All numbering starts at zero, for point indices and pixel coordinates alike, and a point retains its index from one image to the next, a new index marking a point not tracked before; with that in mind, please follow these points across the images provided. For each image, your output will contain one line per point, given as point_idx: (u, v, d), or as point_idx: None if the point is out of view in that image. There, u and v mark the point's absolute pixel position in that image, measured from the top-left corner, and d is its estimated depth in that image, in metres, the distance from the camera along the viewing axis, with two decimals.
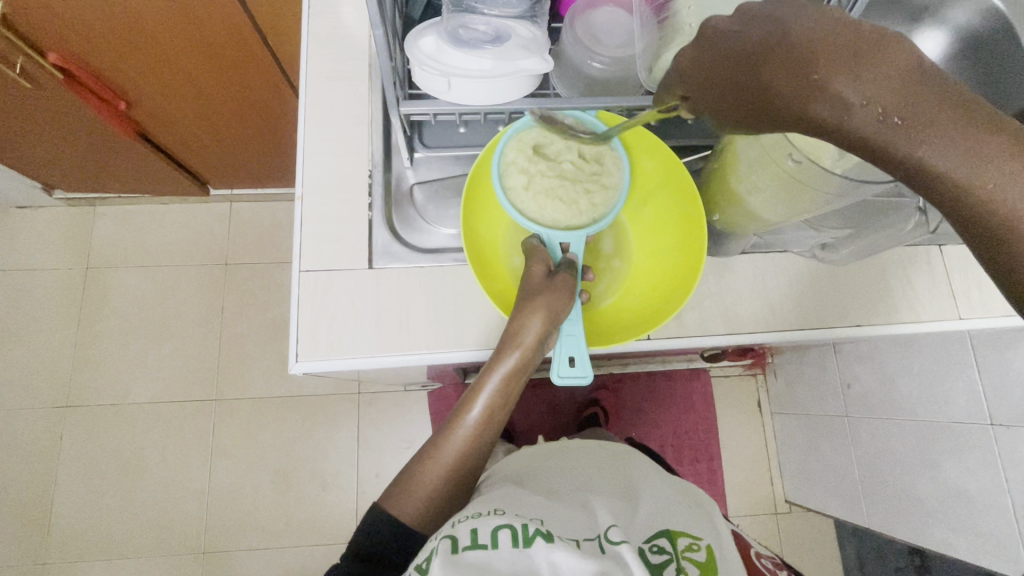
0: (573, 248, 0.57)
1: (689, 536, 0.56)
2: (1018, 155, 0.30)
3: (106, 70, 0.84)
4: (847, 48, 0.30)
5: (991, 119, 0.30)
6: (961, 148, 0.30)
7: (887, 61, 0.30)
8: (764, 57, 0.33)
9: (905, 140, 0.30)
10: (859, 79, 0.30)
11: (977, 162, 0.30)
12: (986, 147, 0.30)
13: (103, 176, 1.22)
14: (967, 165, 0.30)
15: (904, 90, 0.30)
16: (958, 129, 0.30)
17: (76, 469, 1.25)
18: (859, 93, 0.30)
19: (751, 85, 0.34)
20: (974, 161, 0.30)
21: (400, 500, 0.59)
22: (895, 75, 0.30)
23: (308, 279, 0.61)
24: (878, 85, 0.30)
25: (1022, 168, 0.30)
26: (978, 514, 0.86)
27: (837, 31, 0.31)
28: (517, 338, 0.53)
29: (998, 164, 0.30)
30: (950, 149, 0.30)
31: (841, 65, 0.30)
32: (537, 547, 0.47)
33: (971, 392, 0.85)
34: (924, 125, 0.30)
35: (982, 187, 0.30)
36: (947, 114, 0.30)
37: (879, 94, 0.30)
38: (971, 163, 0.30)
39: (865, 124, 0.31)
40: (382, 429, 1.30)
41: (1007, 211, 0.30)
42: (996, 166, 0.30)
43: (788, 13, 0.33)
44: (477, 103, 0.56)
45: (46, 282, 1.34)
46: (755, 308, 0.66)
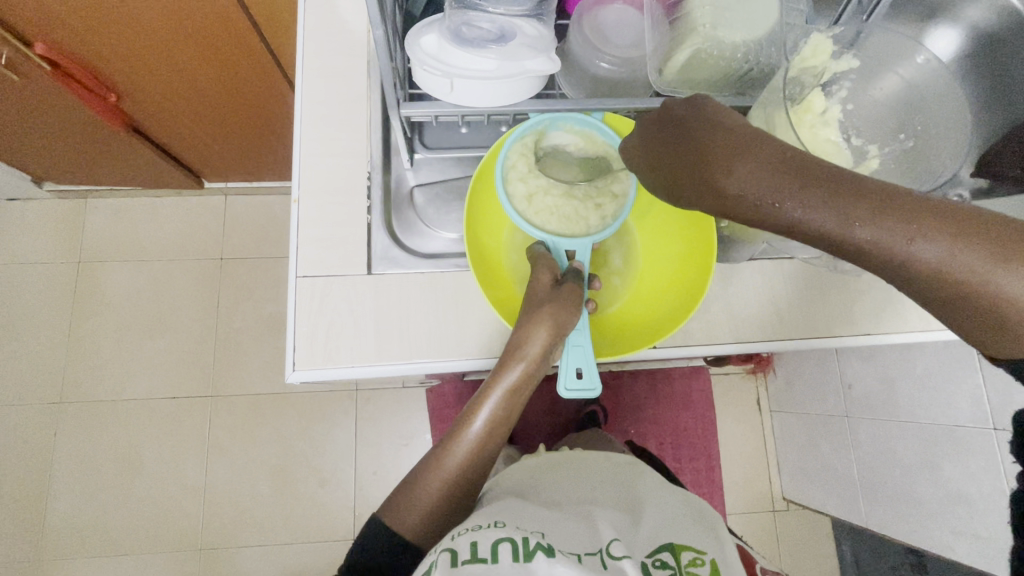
0: (579, 257, 0.55)
1: (694, 550, 0.55)
2: (894, 214, 0.33)
3: (96, 61, 0.81)
4: (725, 147, 0.37)
5: (863, 186, 0.34)
6: (835, 215, 0.34)
7: (754, 156, 0.36)
8: (674, 156, 0.41)
9: (784, 216, 0.35)
10: (735, 172, 0.36)
11: (852, 227, 0.34)
12: (860, 212, 0.33)
13: (94, 168, 1.20)
14: (846, 227, 0.34)
15: (772, 176, 0.35)
16: (829, 202, 0.34)
17: (71, 465, 1.24)
18: (737, 184, 0.36)
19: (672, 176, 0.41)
20: (851, 226, 0.33)
21: (401, 514, 0.57)
22: (762, 166, 0.35)
23: (304, 284, 0.59)
24: (747, 175, 0.36)
25: (898, 224, 0.33)
26: (977, 518, 0.85)
27: (720, 135, 0.38)
28: (522, 350, 0.52)
29: (875, 223, 0.33)
30: (823, 219, 0.34)
31: (718, 161, 0.37)
32: (538, 561, 0.46)
33: (974, 397, 0.83)
34: (797, 201, 0.34)
35: (863, 243, 0.34)
36: (821, 187, 0.34)
37: (750, 182, 0.35)
38: (847, 228, 0.34)
39: (748, 207, 0.36)
40: (380, 426, 1.29)
41: (900, 262, 0.33)
42: (874, 226, 0.33)
43: (691, 123, 0.40)
44: (483, 107, 0.55)
45: (38, 276, 1.32)
46: (762, 316, 0.64)
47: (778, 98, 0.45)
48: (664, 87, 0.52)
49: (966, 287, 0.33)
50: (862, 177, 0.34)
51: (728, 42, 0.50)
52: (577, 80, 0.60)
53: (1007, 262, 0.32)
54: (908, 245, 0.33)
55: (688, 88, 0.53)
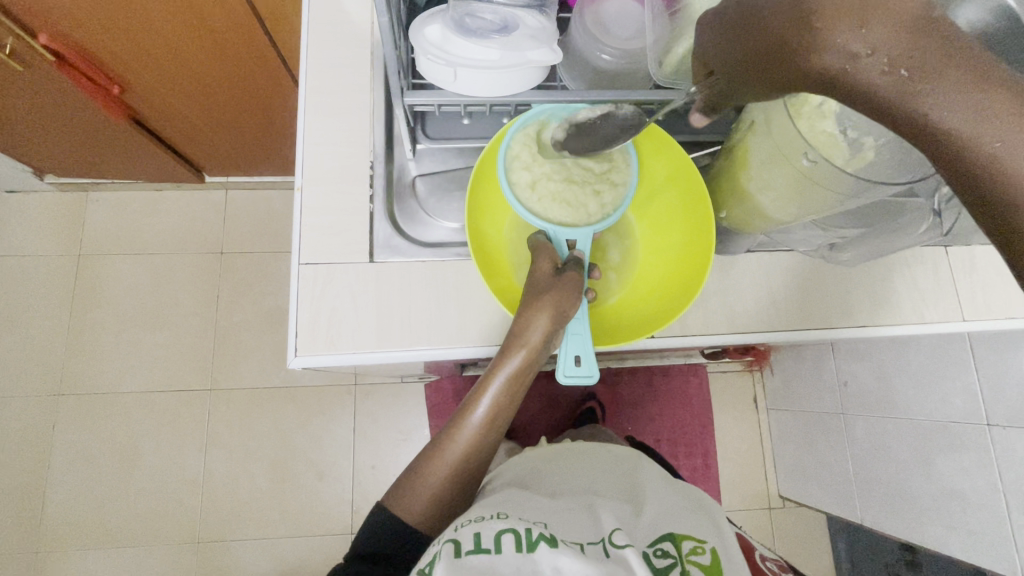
0: (580, 246, 0.56)
1: (694, 539, 0.55)
2: None
3: (101, 54, 0.81)
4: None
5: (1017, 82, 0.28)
6: (972, 110, 0.28)
7: (896, 9, 0.29)
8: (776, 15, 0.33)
9: (909, 97, 0.29)
10: (865, 26, 0.29)
11: (994, 127, 0.27)
12: (1008, 112, 0.27)
13: (97, 161, 1.20)
14: (976, 126, 0.28)
15: (909, 42, 0.29)
16: (974, 88, 0.28)
17: (70, 457, 1.24)
18: (865, 41, 0.29)
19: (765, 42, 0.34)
20: (986, 126, 0.28)
21: (405, 501, 0.58)
22: (904, 25, 0.29)
23: (307, 272, 0.60)
24: (884, 35, 0.29)
25: None
26: (970, 513, 0.86)
27: None
28: (522, 337, 0.53)
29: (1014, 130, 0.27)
30: (956, 110, 0.28)
31: (848, 15, 0.29)
32: (541, 552, 0.46)
33: (968, 393, 0.84)
34: (933, 81, 0.28)
35: (989, 151, 0.28)
36: (966, 72, 0.28)
37: (885, 45, 0.29)
38: (982, 128, 0.28)
39: (872, 75, 0.29)
40: (378, 420, 1.29)
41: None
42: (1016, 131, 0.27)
43: None
44: (483, 95, 0.55)
45: (38, 268, 1.32)
46: (759, 308, 0.65)
47: None
48: (664, 79, 0.54)
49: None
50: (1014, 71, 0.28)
51: None
52: (578, 72, 0.61)
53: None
54: None
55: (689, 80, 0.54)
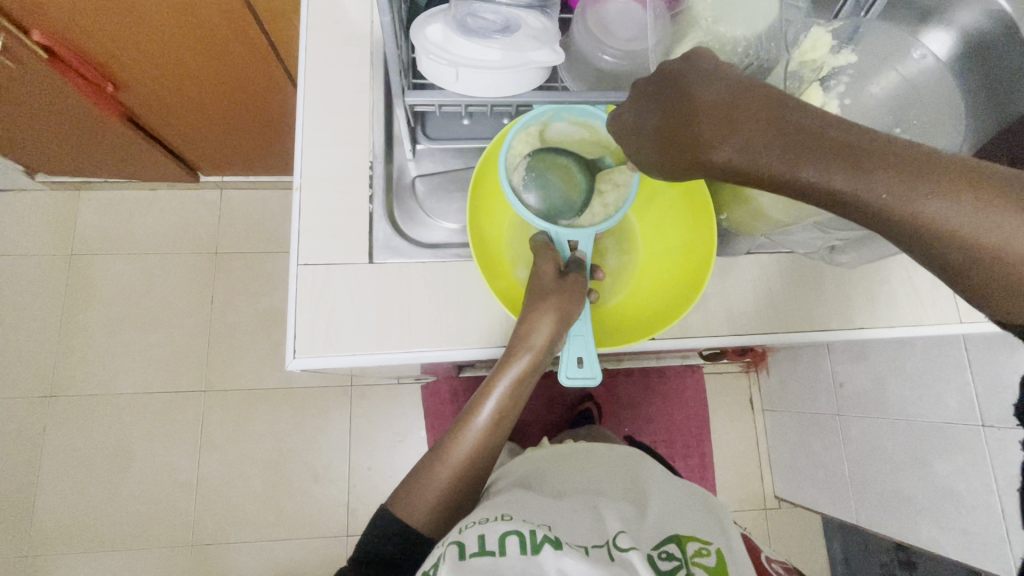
0: (582, 247, 0.56)
1: (699, 541, 0.54)
2: (908, 168, 0.33)
3: (96, 52, 0.81)
4: (719, 109, 0.36)
5: (874, 140, 0.34)
6: (851, 173, 0.33)
7: (754, 111, 0.36)
8: (665, 120, 0.39)
9: (790, 175, 0.34)
10: (738, 130, 0.36)
11: (867, 179, 0.33)
12: (872, 170, 0.33)
13: (88, 159, 1.18)
14: (857, 181, 0.33)
15: (778, 133, 0.35)
16: (839, 158, 0.34)
17: (61, 459, 1.23)
18: (743, 140, 0.35)
19: (663, 144, 0.40)
20: (863, 179, 0.33)
21: (407, 505, 0.58)
22: (765, 121, 0.35)
23: (306, 273, 0.59)
24: (751, 134, 0.35)
25: (912, 178, 0.33)
26: (965, 513, 0.86)
27: (718, 93, 0.37)
28: (528, 340, 0.52)
29: (887, 176, 0.33)
30: (839, 173, 0.34)
31: (720, 124, 0.36)
32: (546, 554, 0.46)
33: (962, 393, 0.85)
34: (808, 155, 0.34)
35: (877, 198, 0.33)
36: (831, 145, 0.34)
37: (755, 140, 0.35)
38: (862, 186, 0.33)
39: (759, 162, 0.35)
40: (373, 421, 1.28)
41: (914, 220, 0.33)
42: (885, 182, 0.33)
43: (682, 83, 0.39)
44: (484, 95, 0.55)
45: (29, 268, 1.30)
46: (759, 309, 0.65)
47: None
48: None
49: (985, 245, 0.33)
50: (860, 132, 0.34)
51: (728, 36, 0.51)
52: (579, 73, 0.61)
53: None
54: (921, 199, 0.33)
55: None
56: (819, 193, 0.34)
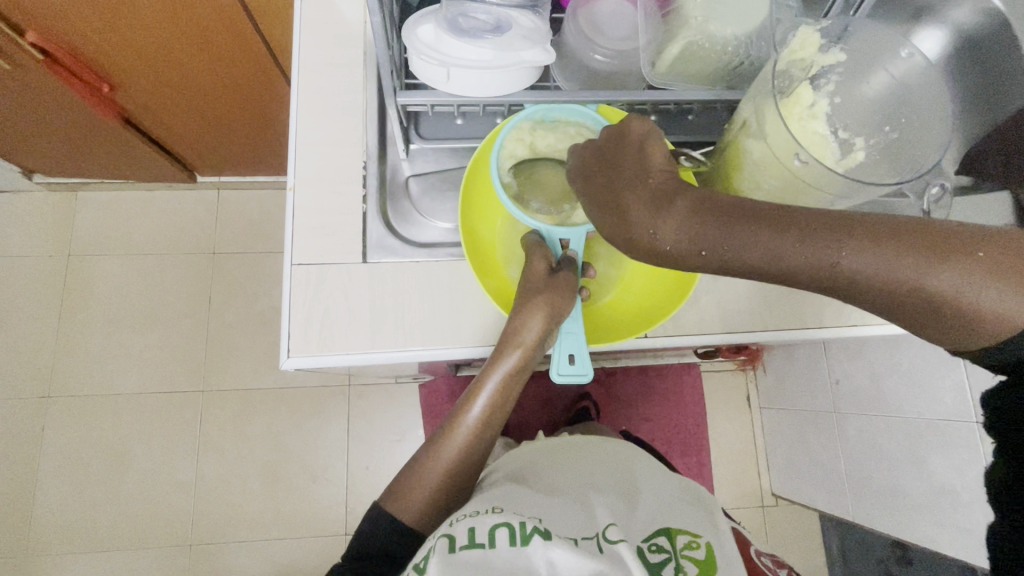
0: (573, 246, 0.56)
1: (688, 534, 0.55)
2: (802, 236, 0.36)
3: (91, 53, 0.81)
4: (638, 200, 0.42)
5: (771, 215, 0.37)
6: (752, 249, 0.37)
7: (668, 202, 0.40)
8: (604, 205, 0.45)
9: (716, 260, 0.39)
10: (654, 219, 0.40)
11: (766, 253, 0.37)
12: (783, 244, 0.37)
13: (85, 160, 1.19)
14: (761, 256, 0.37)
15: (687, 220, 0.39)
16: (753, 239, 0.37)
17: (61, 460, 1.23)
18: (658, 228, 0.40)
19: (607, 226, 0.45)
20: (764, 252, 0.37)
21: (401, 503, 0.58)
22: (676, 211, 0.40)
23: (300, 272, 0.59)
24: (675, 228, 0.40)
25: (809, 243, 0.36)
26: (960, 509, 0.87)
27: (638, 185, 0.42)
28: (518, 336, 0.53)
29: (784, 247, 0.37)
30: (744, 250, 0.38)
31: (640, 213, 0.41)
32: (535, 544, 0.46)
33: (957, 390, 0.85)
34: (714, 237, 0.38)
35: (781, 267, 0.37)
36: (731, 226, 0.38)
37: (672, 227, 0.40)
38: (779, 261, 0.37)
39: (677, 244, 0.40)
40: (371, 420, 1.29)
41: (835, 279, 0.36)
42: (788, 250, 0.37)
43: (616, 170, 0.44)
44: (475, 95, 0.55)
45: (27, 269, 1.31)
46: (753, 306, 0.65)
47: (766, 90, 0.48)
48: (656, 80, 0.55)
49: (906, 291, 0.35)
50: (767, 208, 0.38)
51: (718, 36, 0.53)
52: (571, 72, 0.61)
53: (931, 259, 0.34)
54: (822, 259, 0.36)
55: (684, 78, 0.56)
56: (738, 266, 0.39)
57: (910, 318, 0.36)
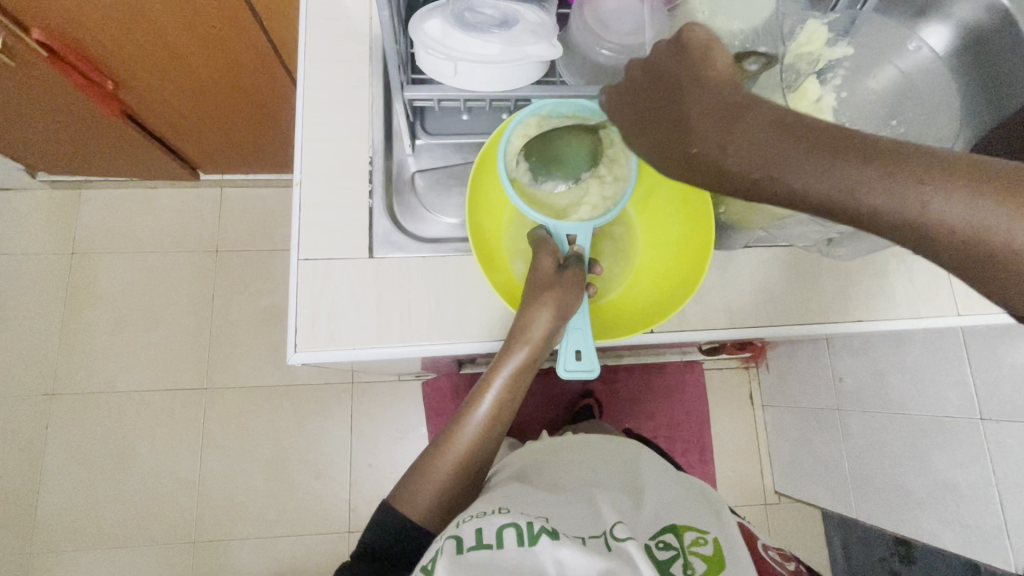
0: (580, 241, 0.56)
1: (696, 530, 0.55)
2: (890, 164, 0.33)
3: (96, 50, 0.81)
4: (706, 119, 0.38)
5: (857, 140, 0.34)
6: (833, 174, 0.33)
7: (742, 120, 0.36)
8: (662, 127, 0.41)
9: (786, 184, 0.35)
10: (725, 136, 0.37)
11: (848, 179, 0.33)
12: (864, 175, 0.33)
13: (88, 157, 1.19)
14: (840, 181, 0.33)
15: (761, 138, 0.35)
16: (832, 164, 0.34)
17: (65, 457, 1.23)
18: (729, 147, 0.36)
19: (661, 152, 0.42)
20: (846, 179, 0.33)
21: (410, 498, 0.58)
22: (751, 127, 0.36)
23: (306, 268, 0.60)
24: (744, 147, 0.36)
25: (895, 173, 0.33)
26: (964, 506, 0.87)
27: (708, 101, 0.38)
28: (526, 332, 0.53)
29: (870, 173, 0.33)
30: (824, 174, 0.34)
31: (711, 130, 0.37)
32: (543, 544, 0.46)
33: (961, 387, 0.85)
34: (789, 158, 0.34)
35: (863, 197, 0.33)
36: (811, 146, 0.34)
37: (743, 145, 0.36)
38: (856, 194, 0.33)
39: (746, 167, 0.36)
40: (374, 418, 1.29)
41: (916, 222, 0.32)
42: (873, 177, 0.33)
43: (678, 92, 0.41)
44: (481, 89, 0.56)
45: (31, 267, 1.31)
46: (758, 302, 0.65)
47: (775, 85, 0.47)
48: None
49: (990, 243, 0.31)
50: (852, 134, 0.34)
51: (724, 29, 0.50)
52: (577, 68, 0.61)
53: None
54: (909, 193, 0.32)
55: None
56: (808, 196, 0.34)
57: (995, 282, 0.32)
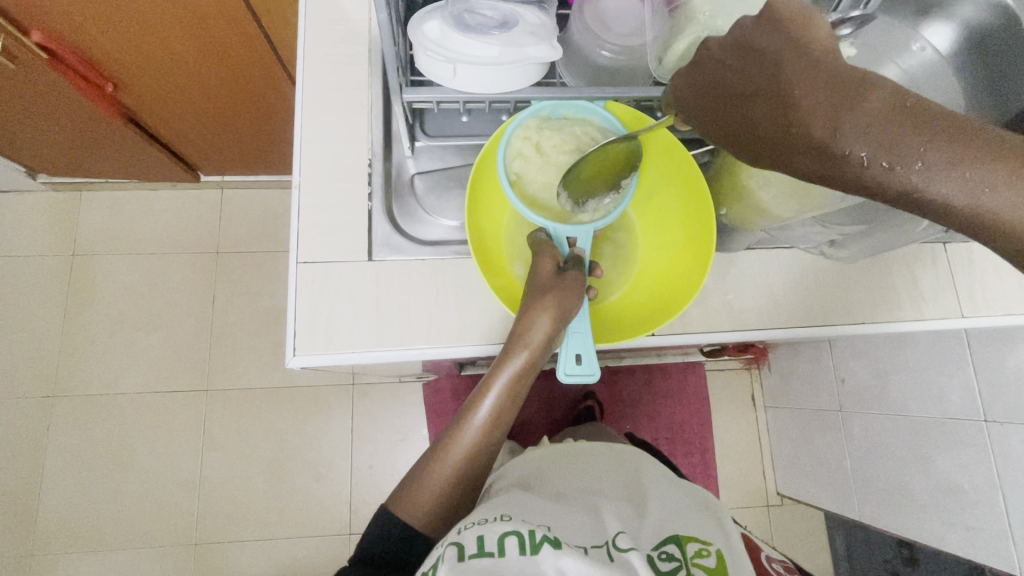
0: (580, 243, 0.56)
1: (699, 542, 0.54)
2: (996, 163, 0.32)
3: (96, 52, 0.81)
4: (812, 90, 0.35)
5: (964, 133, 0.33)
6: (940, 165, 0.32)
7: (853, 94, 0.34)
8: (753, 97, 0.38)
9: (889, 169, 0.33)
10: (832, 112, 0.34)
11: (954, 172, 0.32)
12: (985, 173, 0.32)
13: (89, 160, 1.19)
14: (944, 173, 0.32)
15: (873, 117, 0.33)
16: (954, 156, 0.32)
17: (65, 459, 1.23)
18: (836, 123, 0.34)
19: (746, 125, 0.38)
20: (951, 172, 0.32)
21: (409, 503, 0.58)
22: (861, 105, 0.34)
23: (305, 272, 0.59)
24: (860, 131, 0.33)
25: (998, 172, 0.32)
26: (967, 509, 0.86)
27: (814, 72, 0.35)
28: (526, 336, 0.52)
29: (975, 169, 0.32)
30: (932, 163, 0.32)
31: (816, 104, 0.35)
32: (545, 554, 0.46)
33: (965, 389, 0.84)
34: (897, 143, 0.33)
35: (962, 192, 0.32)
36: (922, 134, 0.33)
37: (851, 123, 0.34)
38: (976, 191, 0.32)
39: (851, 148, 0.34)
40: (375, 419, 1.28)
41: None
42: (977, 174, 0.32)
43: (775, 59, 0.37)
44: (481, 92, 0.55)
45: (32, 269, 1.31)
46: (760, 306, 0.65)
47: None
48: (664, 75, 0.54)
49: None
50: (959, 126, 0.33)
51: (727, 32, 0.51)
52: (576, 68, 0.61)
53: None
54: (1007, 194, 0.32)
55: None
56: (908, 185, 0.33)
57: None
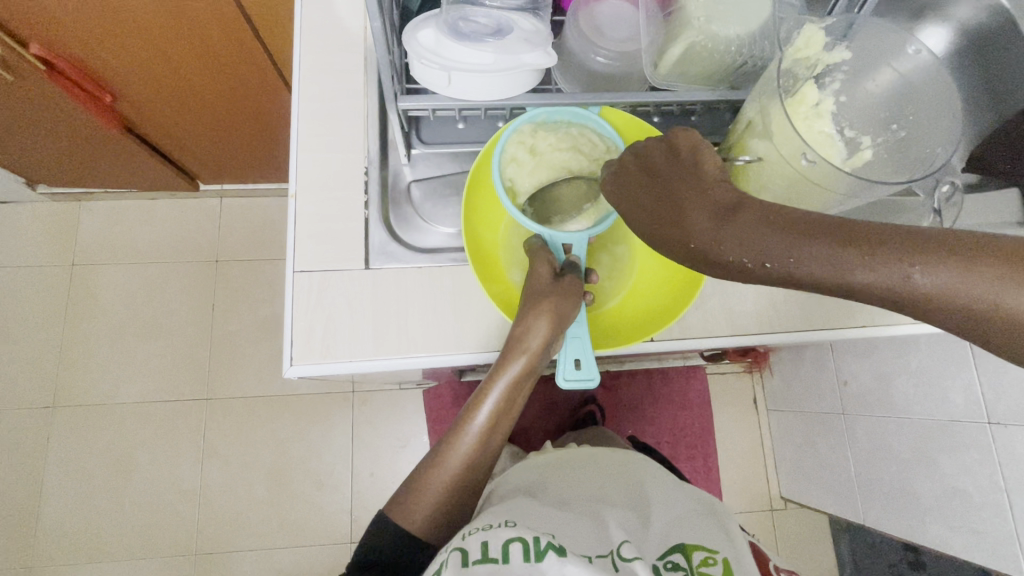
0: (576, 250, 0.55)
1: (705, 550, 0.53)
2: (881, 250, 0.32)
3: (93, 63, 0.81)
4: (694, 215, 0.39)
5: (845, 227, 0.34)
6: (828, 261, 0.34)
7: (733, 214, 0.37)
8: (652, 218, 0.42)
9: (781, 273, 0.35)
10: (716, 232, 0.37)
11: (842, 266, 0.33)
12: (872, 261, 0.33)
13: (88, 170, 1.19)
14: (831, 266, 0.33)
15: (752, 232, 0.36)
16: (819, 254, 0.34)
17: (65, 470, 1.23)
18: (720, 242, 0.37)
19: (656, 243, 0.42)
20: (842, 267, 0.33)
21: (408, 511, 0.57)
22: (740, 222, 0.37)
23: (301, 280, 0.59)
24: (738, 245, 0.36)
25: (889, 255, 0.32)
26: (973, 512, 0.85)
27: (695, 201, 0.40)
28: (523, 343, 0.52)
29: (861, 259, 0.33)
30: (817, 262, 0.34)
31: (698, 226, 0.38)
32: (549, 561, 0.45)
33: (968, 391, 0.84)
34: (781, 248, 0.35)
35: (856, 282, 0.33)
36: (802, 236, 0.34)
37: (733, 239, 0.37)
38: (872, 277, 0.33)
39: (739, 261, 0.36)
40: (376, 426, 1.28)
41: (907, 297, 0.32)
42: (866, 263, 0.33)
43: (669, 186, 0.42)
44: (476, 99, 0.55)
45: (32, 279, 1.31)
46: (759, 310, 0.65)
47: (772, 90, 0.47)
48: (659, 81, 0.56)
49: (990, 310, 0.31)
50: (839, 220, 0.34)
51: (721, 35, 0.52)
52: (570, 75, 0.61)
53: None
54: (903, 273, 0.32)
55: (684, 79, 0.56)
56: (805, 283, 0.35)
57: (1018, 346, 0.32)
